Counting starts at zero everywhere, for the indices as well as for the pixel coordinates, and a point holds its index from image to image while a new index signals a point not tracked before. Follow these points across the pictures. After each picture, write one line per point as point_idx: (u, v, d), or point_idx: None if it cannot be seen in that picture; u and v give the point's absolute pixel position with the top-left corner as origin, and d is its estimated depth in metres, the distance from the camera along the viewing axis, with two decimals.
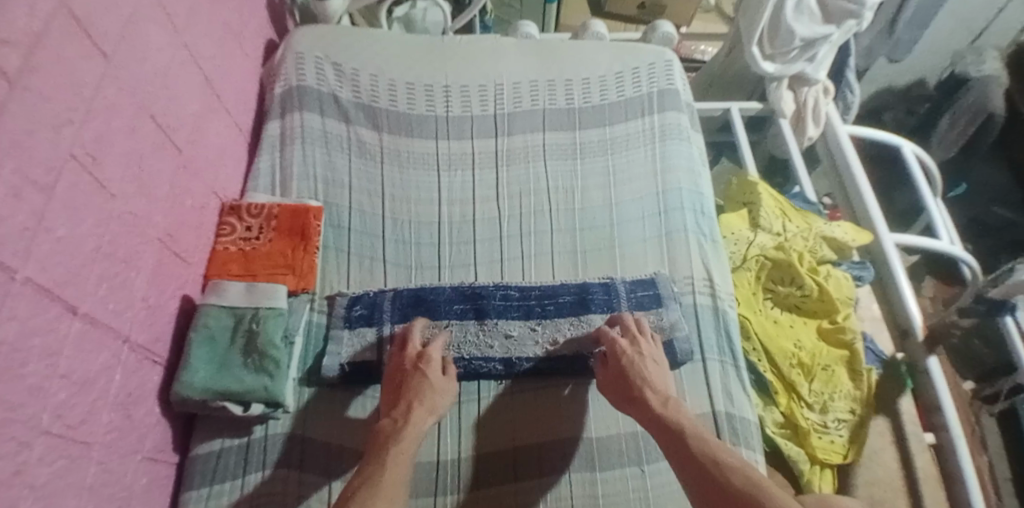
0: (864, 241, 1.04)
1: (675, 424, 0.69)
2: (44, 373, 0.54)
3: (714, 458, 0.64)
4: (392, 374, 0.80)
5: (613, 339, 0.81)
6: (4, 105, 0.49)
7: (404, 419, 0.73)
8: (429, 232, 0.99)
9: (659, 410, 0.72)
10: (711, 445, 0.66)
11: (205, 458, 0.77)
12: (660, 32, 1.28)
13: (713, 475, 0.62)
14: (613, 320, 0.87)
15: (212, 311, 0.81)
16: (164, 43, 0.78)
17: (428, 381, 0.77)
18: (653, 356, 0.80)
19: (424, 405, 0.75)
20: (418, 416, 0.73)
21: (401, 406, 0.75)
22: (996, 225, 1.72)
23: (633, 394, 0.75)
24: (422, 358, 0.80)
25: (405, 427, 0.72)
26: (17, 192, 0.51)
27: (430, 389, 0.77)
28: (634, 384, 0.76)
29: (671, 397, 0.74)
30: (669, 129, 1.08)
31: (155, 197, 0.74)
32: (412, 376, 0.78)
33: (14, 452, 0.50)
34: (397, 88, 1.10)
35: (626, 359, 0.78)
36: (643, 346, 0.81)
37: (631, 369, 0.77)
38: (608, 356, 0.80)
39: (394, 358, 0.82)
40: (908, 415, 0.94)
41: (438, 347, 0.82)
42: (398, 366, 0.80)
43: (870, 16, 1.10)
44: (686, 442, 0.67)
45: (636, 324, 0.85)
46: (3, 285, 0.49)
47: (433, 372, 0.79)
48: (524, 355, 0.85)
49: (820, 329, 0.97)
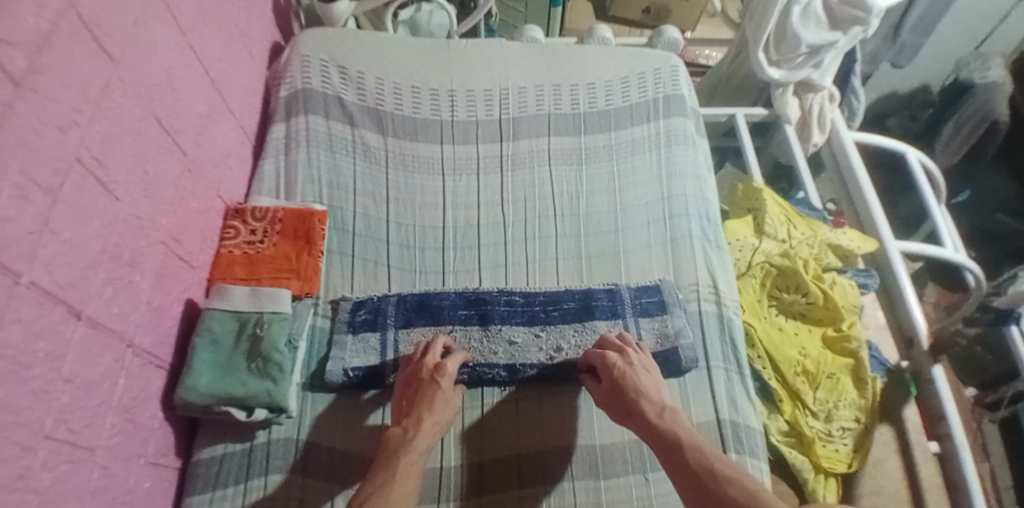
0: (870, 249, 1.03)
1: (673, 436, 0.69)
2: (48, 376, 0.54)
3: (711, 469, 0.64)
4: (406, 383, 0.79)
5: (602, 353, 0.80)
6: (10, 107, 0.49)
7: (414, 431, 0.72)
8: (434, 237, 0.98)
9: (655, 422, 0.71)
10: (708, 455, 0.65)
11: (207, 463, 0.76)
12: (666, 37, 1.28)
13: (713, 488, 0.62)
14: (601, 344, 0.84)
15: (216, 315, 0.81)
16: (171, 45, 0.78)
17: (441, 394, 0.76)
18: (642, 364, 0.79)
19: (435, 417, 0.74)
20: (428, 428, 0.73)
21: (412, 417, 0.74)
22: (1001, 233, 1.70)
23: (628, 408, 0.74)
24: (439, 370, 0.78)
25: (415, 438, 0.71)
26: (22, 194, 0.51)
27: (441, 402, 0.76)
28: (628, 397, 0.75)
29: (666, 407, 0.73)
30: (675, 135, 1.08)
31: (160, 199, 0.74)
32: (428, 387, 0.77)
33: (17, 456, 0.50)
34: (403, 91, 1.09)
35: (617, 371, 0.78)
36: (631, 356, 0.80)
37: (624, 381, 0.76)
38: (600, 369, 0.80)
39: (411, 366, 0.81)
40: (913, 423, 0.93)
41: (455, 362, 0.80)
42: (414, 373, 0.79)
43: (876, 23, 1.10)
44: (684, 454, 0.66)
45: (620, 339, 0.84)
46: (8, 289, 0.49)
47: (447, 384, 0.78)
48: (528, 362, 0.85)
49: (826, 337, 0.97)
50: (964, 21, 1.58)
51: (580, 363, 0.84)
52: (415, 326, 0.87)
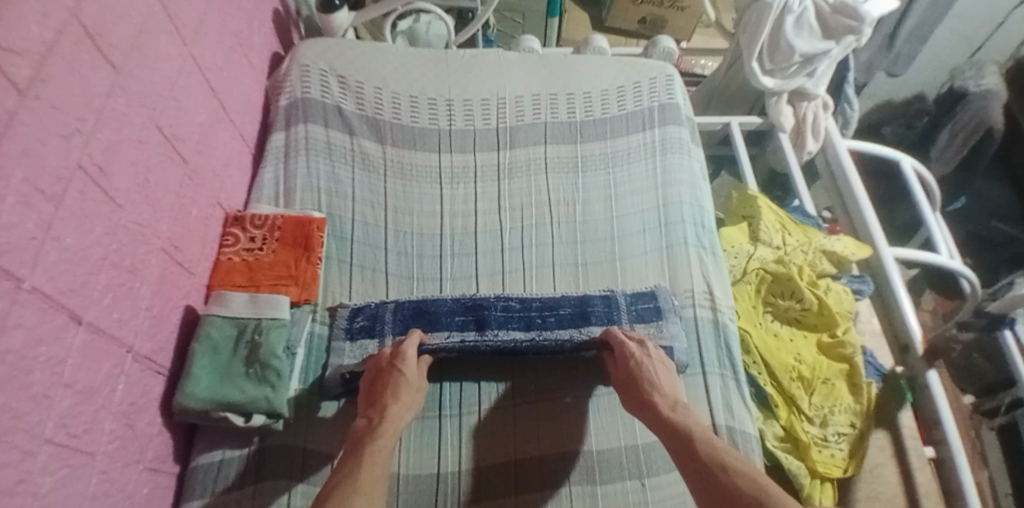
0: (864, 255, 1.04)
1: (684, 427, 0.71)
2: (49, 382, 0.55)
3: (721, 463, 0.64)
4: (369, 372, 0.80)
5: (621, 341, 0.83)
6: (14, 116, 0.50)
7: (380, 417, 0.73)
8: (432, 244, 0.99)
9: (667, 414, 0.73)
10: (718, 448, 0.67)
11: (206, 469, 0.77)
12: (661, 47, 1.29)
13: (720, 480, 0.62)
14: (607, 336, 0.85)
15: (215, 321, 0.81)
16: (173, 53, 0.79)
17: (404, 379, 0.78)
18: (660, 358, 0.82)
19: (401, 403, 0.75)
20: (394, 414, 0.74)
21: (377, 406, 0.75)
22: (998, 241, 1.74)
23: (641, 400, 0.77)
24: (398, 356, 0.80)
25: (382, 425, 0.72)
26: (26, 200, 0.52)
27: (405, 386, 0.77)
28: (642, 389, 0.78)
29: (678, 401, 0.76)
30: (671, 144, 1.09)
31: (161, 206, 0.75)
32: (388, 374, 0.79)
33: (18, 460, 0.51)
34: (401, 100, 1.11)
35: (633, 361, 0.80)
36: (650, 348, 0.82)
37: (638, 371, 0.79)
38: (619, 359, 0.82)
39: (371, 360, 0.82)
40: (908, 430, 0.95)
41: (412, 344, 0.81)
42: (375, 362, 0.81)
43: (870, 32, 1.12)
44: (695, 447, 0.67)
45: (635, 335, 0.85)
46: (10, 295, 0.49)
47: (408, 368, 0.79)
48: (521, 337, 0.86)
49: (820, 343, 0.97)
50: (958, 27, 1.59)
51: (604, 340, 0.85)
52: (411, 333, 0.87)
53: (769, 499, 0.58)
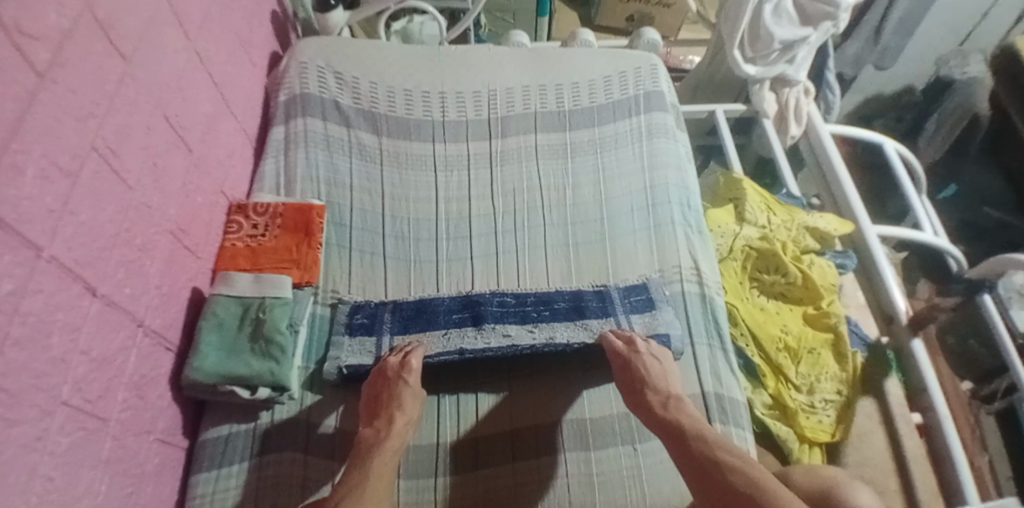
0: (846, 230, 1.08)
1: (677, 423, 0.74)
2: (66, 347, 0.58)
3: (714, 459, 0.67)
4: (374, 381, 0.83)
5: (611, 342, 0.85)
6: (34, 96, 0.54)
7: (386, 431, 0.76)
8: (428, 228, 1.03)
9: (660, 412, 0.76)
10: (710, 442, 0.69)
11: (214, 442, 0.80)
12: (646, 39, 1.34)
13: (715, 475, 0.65)
14: (601, 341, 0.87)
15: (221, 300, 0.86)
16: (179, 47, 0.83)
17: (408, 389, 0.80)
18: (652, 352, 0.84)
19: (406, 416, 0.78)
20: (399, 429, 0.76)
21: (383, 416, 0.78)
22: (988, 226, 1.76)
23: (638, 400, 0.80)
24: (405, 366, 0.82)
25: (388, 437, 0.75)
26: (45, 174, 0.56)
27: (409, 395, 0.80)
28: (636, 388, 0.80)
29: (671, 397, 0.79)
30: (657, 128, 1.13)
31: (169, 191, 0.79)
32: (393, 385, 0.81)
33: (36, 418, 0.54)
34: (396, 94, 1.15)
35: (624, 361, 0.83)
36: (639, 345, 0.84)
37: (632, 370, 0.82)
38: (612, 359, 0.85)
39: (378, 365, 0.85)
40: (896, 396, 0.97)
41: (416, 355, 0.84)
42: (380, 370, 0.83)
43: (847, 17, 1.16)
44: (689, 444, 0.70)
45: (625, 335, 0.87)
46: (30, 261, 0.53)
47: (413, 377, 0.82)
48: (521, 343, 0.87)
49: (806, 315, 1.00)
50: (944, 19, 1.61)
51: (599, 342, 0.88)
52: (411, 332, 0.90)
53: (766, 500, 0.60)
